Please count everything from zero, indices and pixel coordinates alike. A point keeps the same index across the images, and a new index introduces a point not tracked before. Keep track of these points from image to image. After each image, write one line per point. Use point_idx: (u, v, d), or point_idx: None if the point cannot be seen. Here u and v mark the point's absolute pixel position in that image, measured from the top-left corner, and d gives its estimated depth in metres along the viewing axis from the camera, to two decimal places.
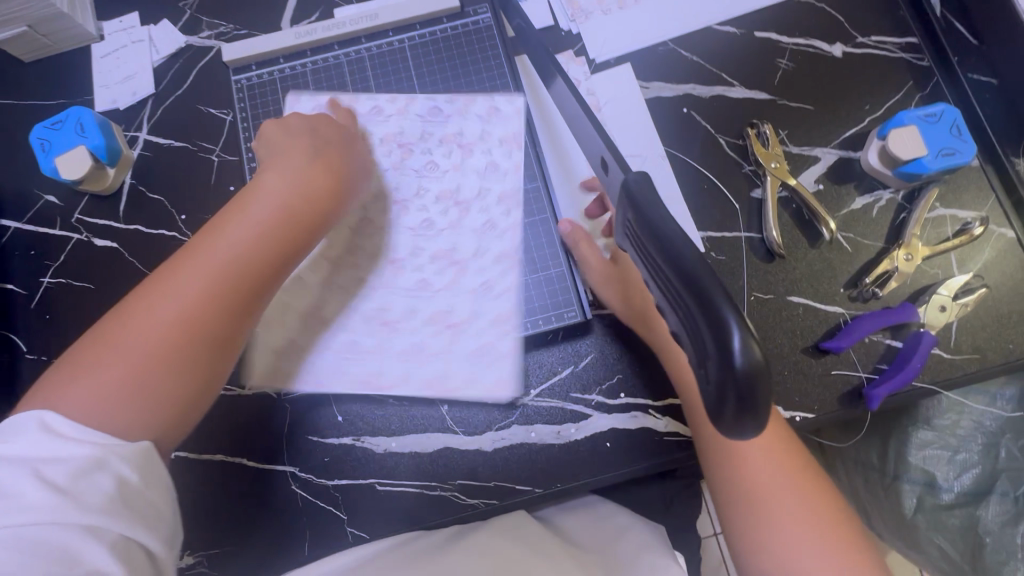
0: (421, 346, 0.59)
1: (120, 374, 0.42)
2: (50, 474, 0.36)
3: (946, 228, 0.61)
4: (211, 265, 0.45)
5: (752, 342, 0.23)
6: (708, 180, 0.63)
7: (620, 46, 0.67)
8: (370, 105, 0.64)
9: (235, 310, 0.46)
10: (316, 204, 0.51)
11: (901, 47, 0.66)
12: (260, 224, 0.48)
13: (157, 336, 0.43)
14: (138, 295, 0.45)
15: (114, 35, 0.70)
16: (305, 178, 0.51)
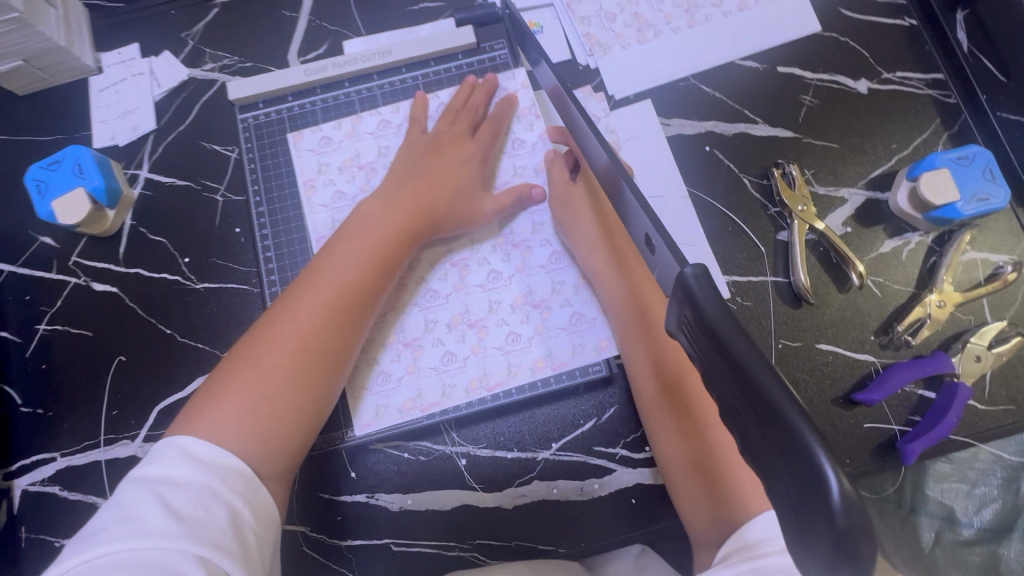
0: (518, 337, 0.57)
1: (261, 394, 0.44)
2: (180, 502, 0.37)
3: (978, 272, 0.59)
4: (322, 295, 0.48)
5: (845, 479, 0.21)
6: (733, 221, 0.61)
7: (640, 82, 0.65)
8: (375, 122, 0.62)
9: (346, 335, 0.49)
10: (403, 230, 0.53)
11: (927, 84, 0.64)
12: (362, 254, 0.51)
13: (285, 360, 0.46)
14: (261, 324, 0.48)
15: (114, 67, 0.67)
16: (395, 206, 0.53)
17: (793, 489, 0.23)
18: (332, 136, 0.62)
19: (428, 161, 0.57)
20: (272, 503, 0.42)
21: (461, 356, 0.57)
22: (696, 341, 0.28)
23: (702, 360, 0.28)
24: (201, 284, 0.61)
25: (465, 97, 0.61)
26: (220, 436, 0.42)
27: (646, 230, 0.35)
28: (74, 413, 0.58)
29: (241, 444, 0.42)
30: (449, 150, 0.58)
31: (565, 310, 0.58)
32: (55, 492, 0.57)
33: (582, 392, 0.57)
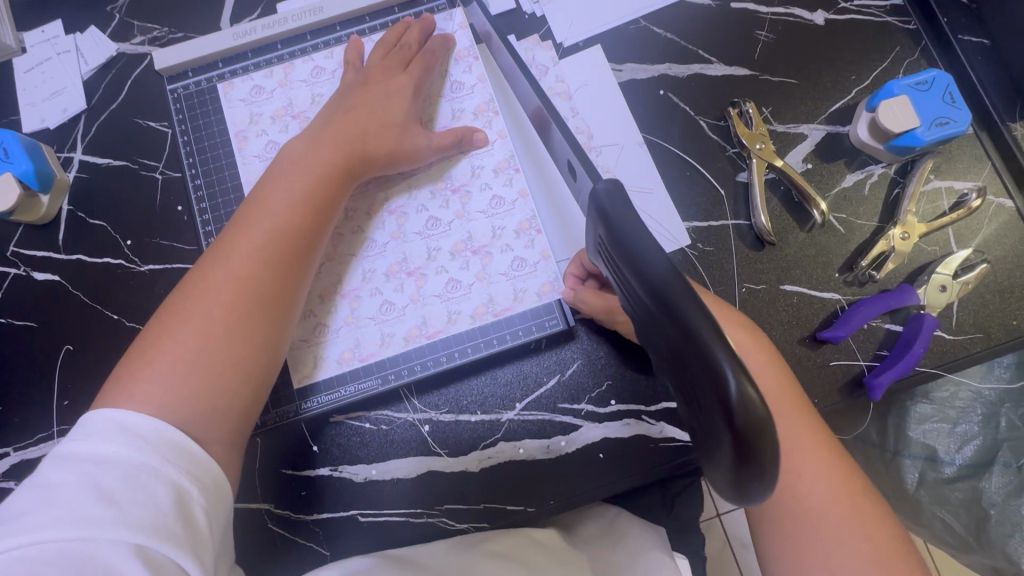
0: (457, 285, 0.55)
1: (200, 351, 0.43)
2: (113, 486, 0.35)
3: (942, 201, 0.57)
4: (253, 243, 0.47)
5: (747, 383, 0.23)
6: (691, 166, 0.59)
7: (589, 27, 0.62)
8: (308, 69, 0.60)
9: (285, 283, 0.47)
10: (334, 172, 0.51)
11: (886, 10, 0.62)
12: (294, 196, 0.49)
13: (221, 310, 0.44)
14: (193, 278, 0.46)
15: (38, 47, 0.64)
16: (324, 148, 0.51)
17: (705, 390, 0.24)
18: (263, 85, 0.60)
19: (365, 107, 0.54)
20: (223, 474, 0.41)
21: (399, 306, 0.55)
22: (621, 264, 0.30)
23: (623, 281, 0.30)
24: (146, 267, 0.59)
25: (398, 34, 0.59)
26: (152, 394, 0.41)
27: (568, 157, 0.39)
28: (24, 407, 0.57)
29: (177, 400, 0.41)
30: (382, 91, 0.55)
31: (515, 261, 0.55)
32: (11, 488, 0.55)
33: (542, 349, 0.56)
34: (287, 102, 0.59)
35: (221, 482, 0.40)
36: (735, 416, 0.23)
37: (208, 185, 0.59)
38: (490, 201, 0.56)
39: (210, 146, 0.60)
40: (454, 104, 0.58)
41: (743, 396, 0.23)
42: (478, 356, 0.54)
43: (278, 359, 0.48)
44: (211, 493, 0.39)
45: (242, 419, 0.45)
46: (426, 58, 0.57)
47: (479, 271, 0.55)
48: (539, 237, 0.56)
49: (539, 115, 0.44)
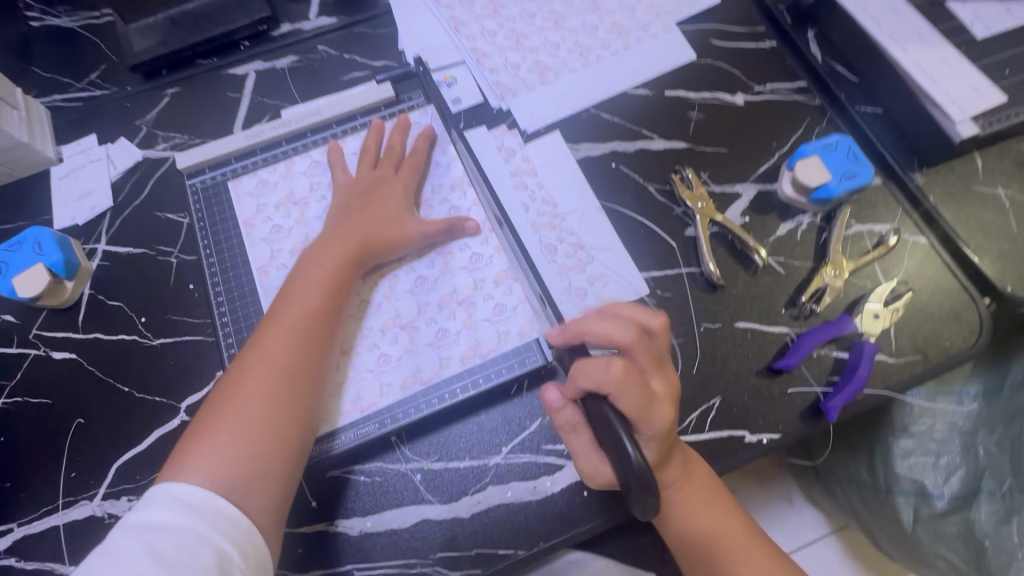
0: (449, 334, 0.61)
1: (244, 427, 0.49)
2: (168, 551, 0.41)
3: (866, 242, 0.66)
4: (282, 328, 0.54)
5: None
6: (645, 225, 0.68)
7: (548, 115, 0.73)
8: (306, 163, 0.70)
9: (311, 358, 0.54)
10: (346, 260, 0.59)
11: (794, 90, 0.74)
12: (316, 285, 0.57)
13: (259, 388, 0.51)
14: (235, 365, 0.53)
15: (73, 157, 0.74)
16: (335, 244, 0.60)
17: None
18: (268, 179, 0.70)
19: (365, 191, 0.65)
20: (259, 541, 0.46)
21: (395, 357, 0.61)
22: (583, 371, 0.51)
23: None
24: (157, 340, 0.65)
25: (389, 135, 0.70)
26: (208, 468, 0.47)
27: None
28: (32, 481, 0.59)
29: (224, 472, 0.47)
30: (375, 191, 0.65)
31: (496, 308, 0.62)
32: (12, 564, 0.57)
33: (527, 389, 0.61)
34: (291, 190, 0.69)
35: (260, 548, 0.46)
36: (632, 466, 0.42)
37: (218, 263, 0.66)
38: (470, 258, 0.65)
39: (222, 232, 0.68)
40: (434, 189, 0.70)
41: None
42: (465, 401, 0.59)
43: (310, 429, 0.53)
44: (250, 558, 0.45)
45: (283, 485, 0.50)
46: (414, 160, 0.69)
47: (465, 320, 0.62)
48: (515, 284, 0.64)
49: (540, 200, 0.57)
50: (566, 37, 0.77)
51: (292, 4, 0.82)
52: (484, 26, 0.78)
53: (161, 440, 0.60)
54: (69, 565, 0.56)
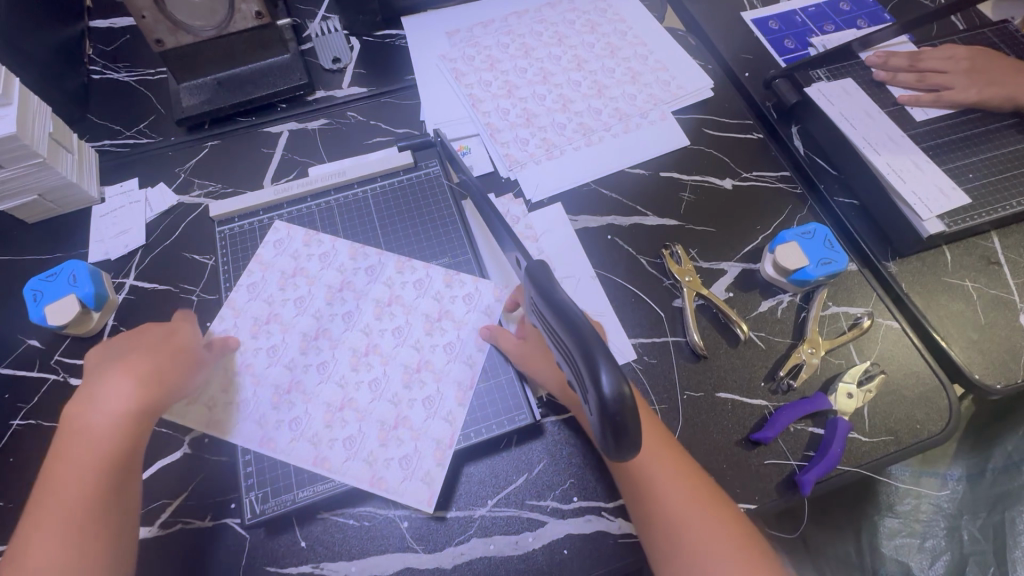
0: (437, 411, 0.63)
1: (63, 567, 0.51)
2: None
3: (842, 322, 0.70)
4: (66, 493, 0.53)
5: (620, 379, 0.34)
6: (635, 293, 0.73)
7: (551, 189, 0.80)
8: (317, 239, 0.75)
9: (113, 521, 0.54)
10: (117, 427, 0.56)
11: (778, 179, 0.81)
12: (126, 408, 0.57)
13: (38, 552, 0.51)
14: (35, 518, 0.53)
15: (114, 197, 0.80)
16: (118, 397, 0.57)
17: (589, 390, 0.35)
18: (278, 241, 0.74)
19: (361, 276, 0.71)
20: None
21: (397, 428, 0.62)
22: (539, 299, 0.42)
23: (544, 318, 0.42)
24: None
25: (419, 209, 0.77)
26: None
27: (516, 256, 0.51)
28: None
29: None
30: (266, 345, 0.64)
31: (488, 373, 0.66)
32: None
33: (514, 444, 0.63)
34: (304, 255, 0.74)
35: None
36: (610, 401, 0.33)
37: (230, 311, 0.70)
38: (454, 331, 0.68)
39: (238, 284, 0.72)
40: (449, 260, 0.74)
41: (614, 385, 0.33)
42: (459, 449, 0.62)
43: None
44: None
45: None
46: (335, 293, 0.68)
47: (439, 392, 0.64)
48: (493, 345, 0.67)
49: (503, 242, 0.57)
50: (572, 118, 0.85)
51: (328, 74, 0.91)
52: (498, 103, 0.86)
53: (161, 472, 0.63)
54: None
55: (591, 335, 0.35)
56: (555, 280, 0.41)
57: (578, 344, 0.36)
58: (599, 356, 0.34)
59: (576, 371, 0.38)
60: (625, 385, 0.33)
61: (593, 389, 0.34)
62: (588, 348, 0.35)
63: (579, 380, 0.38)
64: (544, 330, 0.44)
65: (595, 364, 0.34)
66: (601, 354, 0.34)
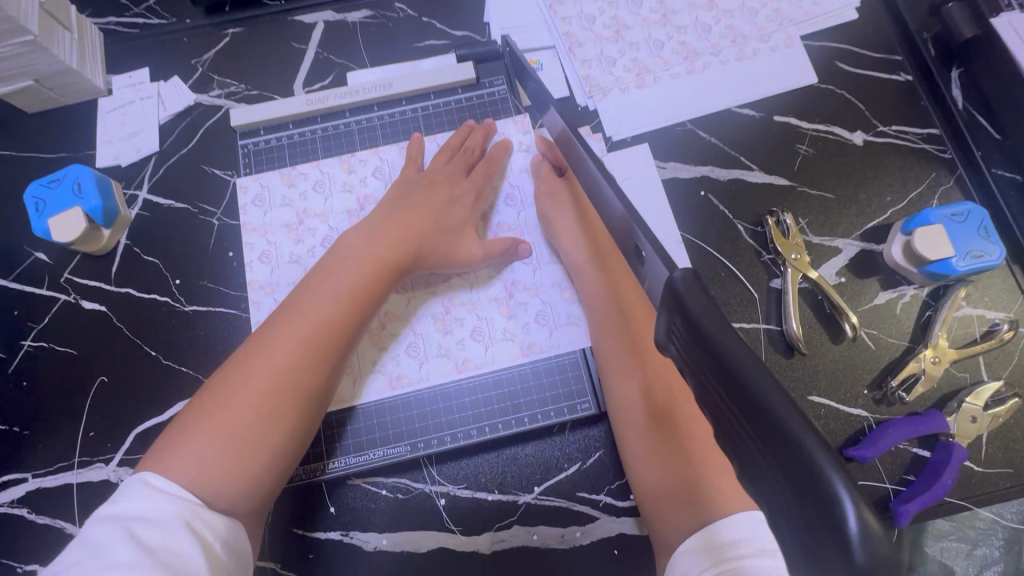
0: (546, 306, 0.58)
1: (240, 421, 0.44)
2: (150, 537, 0.36)
3: (974, 328, 0.58)
4: (294, 338, 0.47)
5: (867, 513, 0.19)
6: (725, 266, 0.61)
7: (637, 125, 0.66)
8: (350, 158, 0.64)
9: (329, 372, 0.48)
10: (375, 270, 0.51)
11: (923, 138, 0.65)
12: (364, 263, 0.51)
13: (258, 398, 0.44)
14: (234, 364, 0.47)
15: (123, 90, 0.69)
16: (377, 243, 0.52)
17: (800, 522, 0.20)
18: (304, 167, 0.64)
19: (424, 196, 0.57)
20: (244, 535, 0.42)
21: (495, 317, 0.58)
22: (684, 349, 0.27)
23: (689, 366, 0.27)
24: (189, 307, 0.61)
25: (460, 140, 0.62)
26: (193, 466, 0.41)
27: (635, 239, 0.37)
28: (50, 433, 0.58)
29: (204, 471, 0.42)
30: (443, 191, 0.58)
31: (552, 351, 0.57)
32: (22, 515, 0.55)
33: (567, 429, 0.56)
34: (320, 172, 0.63)
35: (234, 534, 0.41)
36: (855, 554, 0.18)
37: (250, 227, 0.62)
38: (514, 289, 0.59)
39: (254, 196, 0.63)
40: (509, 211, 0.62)
41: (864, 533, 0.18)
42: (506, 432, 0.55)
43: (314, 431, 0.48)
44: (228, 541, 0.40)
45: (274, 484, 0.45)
46: (488, 166, 0.61)
47: (534, 290, 0.59)
48: (551, 312, 0.58)
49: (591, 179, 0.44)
50: (673, 35, 0.68)
51: None
52: (584, 8, 0.69)
53: None
54: (78, 526, 0.55)
55: (805, 436, 0.20)
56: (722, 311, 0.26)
57: (780, 446, 0.21)
58: (832, 476, 0.19)
59: (750, 464, 0.23)
60: (878, 528, 0.19)
61: (814, 530, 0.20)
62: (803, 456, 0.20)
63: (750, 475, 0.23)
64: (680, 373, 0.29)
65: (824, 495, 0.19)
66: (836, 474, 0.19)
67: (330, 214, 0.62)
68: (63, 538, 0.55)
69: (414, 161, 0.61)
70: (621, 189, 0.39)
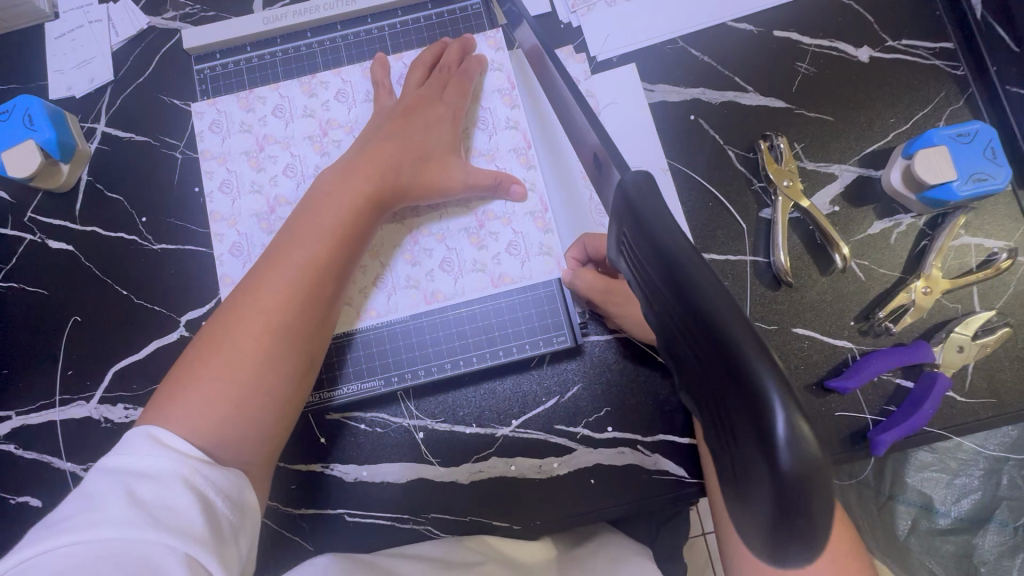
0: (516, 236, 0.56)
1: (239, 367, 0.42)
2: (147, 495, 0.34)
3: (971, 258, 0.56)
4: (282, 276, 0.45)
5: (799, 418, 0.20)
6: (714, 196, 0.58)
7: (624, 43, 0.61)
8: (311, 79, 0.59)
9: (321, 310, 0.47)
10: (357, 202, 0.49)
11: (934, 53, 0.60)
12: (346, 200, 0.49)
13: (253, 340, 0.43)
14: (223, 311, 0.45)
15: (70, 13, 0.63)
16: (354, 176, 0.50)
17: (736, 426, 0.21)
18: (262, 91, 0.59)
19: (393, 126, 0.54)
20: (248, 489, 0.40)
21: (464, 248, 0.56)
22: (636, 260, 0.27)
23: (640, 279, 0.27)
24: (158, 245, 0.59)
25: (435, 60, 0.58)
26: (198, 416, 0.40)
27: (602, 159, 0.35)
28: (30, 373, 0.58)
29: (212, 418, 0.40)
30: (416, 116, 0.54)
31: (527, 284, 0.55)
32: (10, 450, 0.56)
33: (545, 364, 0.55)
34: (280, 96, 0.59)
35: (244, 492, 0.40)
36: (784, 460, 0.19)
37: (209, 156, 0.59)
38: (484, 222, 0.56)
39: (212, 126, 0.59)
40: (483, 138, 0.57)
41: (791, 438, 0.19)
42: (482, 366, 0.55)
43: (315, 371, 0.48)
44: (236, 504, 0.38)
45: (285, 425, 0.45)
46: (462, 83, 0.56)
47: (506, 220, 0.56)
48: (522, 243, 0.56)
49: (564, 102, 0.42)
50: None
51: None
52: None
53: (159, 353, 0.58)
54: (66, 460, 0.56)
55: (748, 350, 0.20)
56: (673, 220, 0.25)
57: (722, 361, 0.21)
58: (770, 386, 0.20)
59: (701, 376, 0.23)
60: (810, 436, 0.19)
61: (745, 435, 0.21)
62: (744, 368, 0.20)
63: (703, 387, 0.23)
64: (631, 289, 0.28)
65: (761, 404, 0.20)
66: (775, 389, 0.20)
67: (292, 140, 0.58)
68: (52, 472, 0.56)
69: (380, 84, 0.57)
70: (597, 121, 0.37)
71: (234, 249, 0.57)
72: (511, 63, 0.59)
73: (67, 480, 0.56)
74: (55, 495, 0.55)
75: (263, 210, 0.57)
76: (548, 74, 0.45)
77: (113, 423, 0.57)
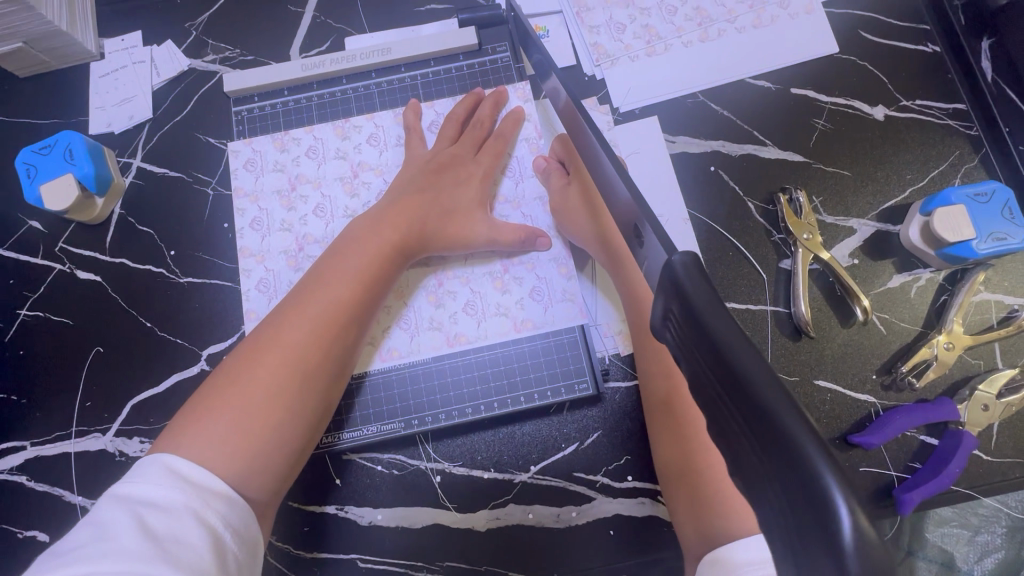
0: (541, 281, 0.56)
1: (257, 395, 0.42)
2: (160, 527, 0.34)
3: (991, 314, 0.56)
4: (312, 310, 0.47)
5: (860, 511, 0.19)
6: (735, 246, 0.59)
7: (645, 96, 0.63)
8: (345, 123, 0.61)
9: (343, 347, 0.47)
10: (389, 247, 0.51)
11: (948, 113, 0.62)
12: (373, 243, 0.51)
13: (275, 370, 0.43)
14: (248, 342, 0.45)
15: (115, 54, 0.66)
16: (385, 222, 0.52)
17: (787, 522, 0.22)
18: (296, 133, 0.61)
19: (426, 175, 0.55)
20: (256, 525, 0.39)
21: (488, 292, 0.56)
22: (681, 336, 0.28)
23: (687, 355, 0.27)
24: (185, 278, 0.60)
25: (470, 109, 0.60)
26: (212, 440, 0.40)
27: (636, 222, 0.36)
28: (48, 403, 0.58)
29: (224, 444, 0.40)
30: (449, 172, 0.56)
31: (550, 331, 0.56)
32: (21, 482, 0.56)
33: (565, 410, 0.55)
34: (314, 139, 0.61)
35: (252, 530, 0.38)
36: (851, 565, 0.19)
37: (241, 193, 0.60)
38: (509, 269, 0.57)
39: (246, 165, 0.61)
40: (511, 185, 0.59)
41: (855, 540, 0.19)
42: (502, 411, 0.55)
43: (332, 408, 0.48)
44: (244, 541, 0.37)
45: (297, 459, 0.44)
46: (498, 144, 0.58)
47: (530, 265, 0.57)
48: (544, 290, 0.56)
49: (591, 151, 0.43)
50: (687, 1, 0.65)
51: None
52: None
53: (179, 386, 0.58)
54: (77, 494, 0.55)
55: (806, 443, 0.20)
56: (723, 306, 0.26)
57: (777, 449, 0.21)
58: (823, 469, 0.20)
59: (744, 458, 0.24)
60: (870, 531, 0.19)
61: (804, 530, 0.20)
62: (800, 460, 0.20)
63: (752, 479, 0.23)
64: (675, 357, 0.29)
65: (825, 506, 0.19)
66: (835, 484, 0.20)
67: (324, 180, 0.60)
68: (62, 506, 0.55)
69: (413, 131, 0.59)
70: (627, 175, 0.38)
71: (260, 285, 0.58)
72: (538, 113, 0.61)
73: (76, 515, 0.55)
74: (64, 530, 0.55)
75: (291, 247, 0.58)
76: (575, 123, 0.47)
77: (127, 457, 0.56)
